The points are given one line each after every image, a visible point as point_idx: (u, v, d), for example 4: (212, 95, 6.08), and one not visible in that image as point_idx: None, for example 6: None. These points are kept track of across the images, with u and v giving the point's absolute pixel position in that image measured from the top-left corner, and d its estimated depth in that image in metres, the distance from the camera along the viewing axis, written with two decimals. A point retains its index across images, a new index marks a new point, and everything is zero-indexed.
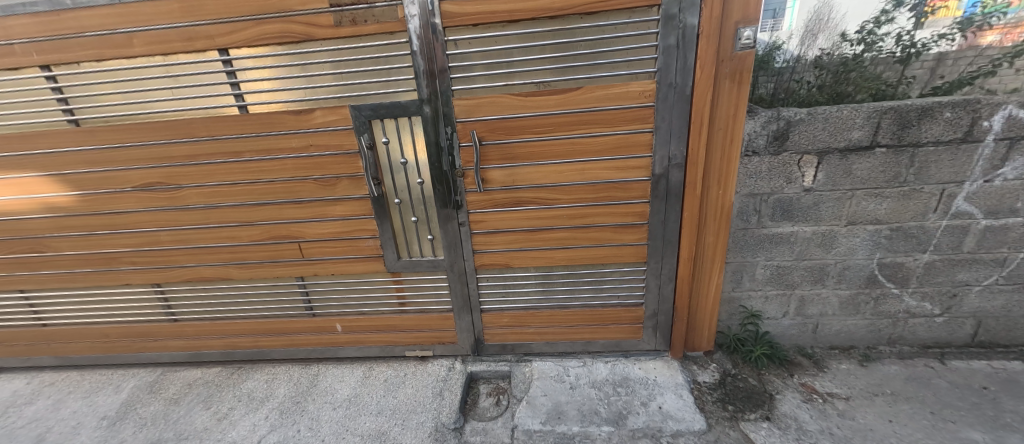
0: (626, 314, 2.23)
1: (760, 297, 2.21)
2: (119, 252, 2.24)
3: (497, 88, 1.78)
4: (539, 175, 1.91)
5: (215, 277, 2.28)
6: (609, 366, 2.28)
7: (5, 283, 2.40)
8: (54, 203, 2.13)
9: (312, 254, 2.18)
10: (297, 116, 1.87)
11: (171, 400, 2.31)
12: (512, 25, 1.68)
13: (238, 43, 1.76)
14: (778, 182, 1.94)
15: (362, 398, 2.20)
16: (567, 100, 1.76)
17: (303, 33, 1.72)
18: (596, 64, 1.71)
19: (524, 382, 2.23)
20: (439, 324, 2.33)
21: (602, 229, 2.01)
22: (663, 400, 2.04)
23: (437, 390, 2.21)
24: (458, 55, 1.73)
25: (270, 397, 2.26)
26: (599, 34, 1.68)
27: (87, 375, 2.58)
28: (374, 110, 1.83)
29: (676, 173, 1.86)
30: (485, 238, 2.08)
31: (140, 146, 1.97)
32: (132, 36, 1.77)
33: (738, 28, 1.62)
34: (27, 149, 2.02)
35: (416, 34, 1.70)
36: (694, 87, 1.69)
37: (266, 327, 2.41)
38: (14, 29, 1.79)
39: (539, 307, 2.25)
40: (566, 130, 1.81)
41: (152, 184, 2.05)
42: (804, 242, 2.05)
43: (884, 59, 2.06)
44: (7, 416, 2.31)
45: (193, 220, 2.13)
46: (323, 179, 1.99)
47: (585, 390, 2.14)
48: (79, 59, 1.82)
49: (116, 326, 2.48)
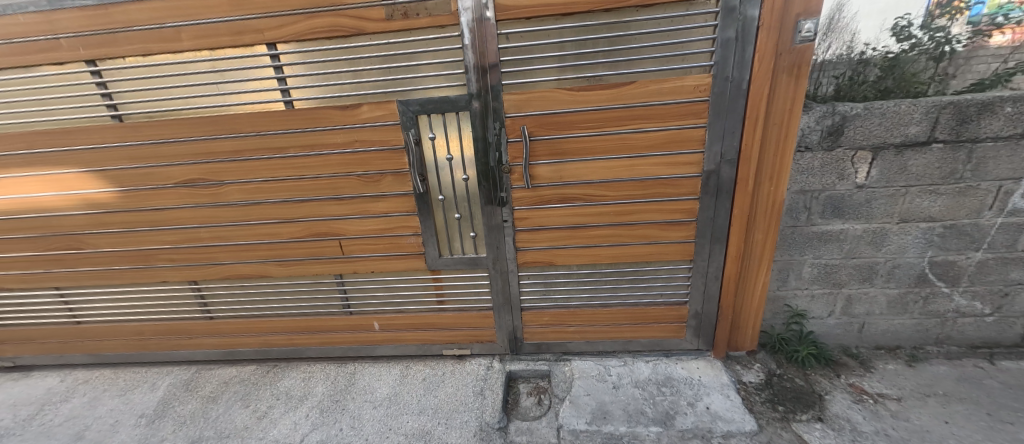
0: (669, 312, 2.20)
1: (806, 296, 2.18)
2: (157, 249, 2.23)
3: (548, 82, 1.75)
4: (586, 171, 1.89)
5: (253, 274, 2.26)
6: (651, 366, 2.25)
7: (40, 280, 2.38)
8: (94, 199, 2.12)
9: (353, 251, 2.17)
10: (344, 112, 1.84)
11: (208, 398, 2.29)
12: (566, 18, 1.66)
13: (287, 37, 1.74)
14: (831, 179, 1.90)
15: (402, 397, 2.18)
16: (620, 94, 1.73)
17: (353, 27, 1.70)
18: (651, 57, 1.68)
19: (565, 382, 2.20)
20: (478, 322, 2.31)
21: (648, 226, 1.98)
22: (710, 401, 2.01)
23: (478, 389, 2.19)
24: (509, 49, 1.70)
25: (309, 396, 2.24)
26: (655, 27, 1.65)
27: (121, 373, 2.56)
28: (422, 105, 1.80)
29: (727, 169, 1.83)
30: (529, 235, 2.05)
31: (183, 141, 1.95)
32: (180, 30, 1.76)
33: (799, 20, 1.57)
34: (68, 145, 2.00)
35: (468, 27, 1.67)
36: (752, 81, 1.65)
37: (302, 325, 2.40)
38: (61, 23, 1.78)
39: (580, 305, 2.23)
40: (618, 125, 1.78)
41: (194, 180, 2.04)
42: (854, 240, 2.02)
43: (920, 57, 1.95)
44: (45, 413, 2.29)
45: (234, 216, 2.12)
46: (367, 175, 1.97)
47: (629, 390, 2.11)
48: (125, 53, 1.81)
49: (151, 324, 2.47)
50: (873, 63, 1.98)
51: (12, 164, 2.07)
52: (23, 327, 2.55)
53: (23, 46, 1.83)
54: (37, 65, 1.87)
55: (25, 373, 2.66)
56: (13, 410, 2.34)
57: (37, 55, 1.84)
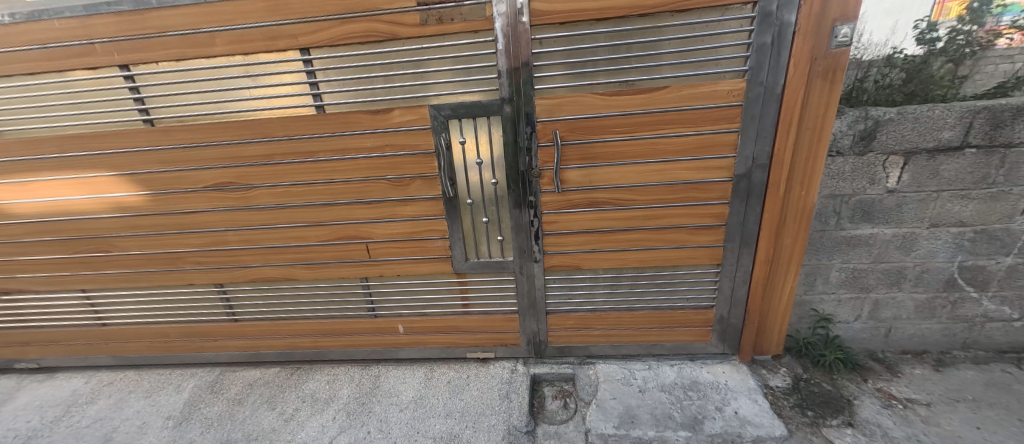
0: (695, 316, 2.20)
1: (833, 301, 2.18)
2: (185, 251, 2.25)
3: (580, 87, 1.75)
4: (617, 175, 1.89)
5: (279, 277, 2.27)
6: (676, 370, 2.24)
7: (67, 282, 2.40)
8: (124, 203, 2.14)
9: (379, 255, 2.18)
10: (375, 116, 1.86)
11: (234, 401, 2.30)
12: (601, 22, 1.65)
13: (321, 42, 1.75)
14: (862, 183, 1.90)
15: (428, 400, 2.18)
16: (653, 99, 1.73)
17: (388, 32, 1.71)
18: (685, 62, 1.68)
19: (590, 385, 2.20)
20: (503, 325, 2.32)
21: (677, 230, 1.98)
22: (738, 405, 2.00)
23: (503, 392, 2.19)
24: (543, 54, 1.71)
25: (334, 398, 2.25)
26: (690, 32, 1.65)
27: (146, 374, 2.57)
28: (453, 109, 1.81)
29: (759, 174, 1.83)
30: (557, 239, 2.06)
31: (215, 145, 1.97)
32: (215, 36, 1.77)
33: (835, 25, 1.57)
34: (100, 149, 2.02)
35: (502, 32, 1.68)
36: (786, 86, 1.66)
37: (327, 328, 2.41)
38: (96, 29, 1.80)
39: (606, 309, 2.23)
40: (649, 130, 1.79)
41: (224, 184, 2.05)
42: (883, 245, 2.02)
43: (943, 62, 1.95)
44: (72, 415, 2.31)
45: (262, 220, 2.13)
46: (397, 179, 1.98)
47: (656, 394, 2.11)
48: (160, 58, 1.82)
49: (176, 326, 2.48)
50: (901, 66, 1.98)
51: (44, 168, 2.09)
52: (48, 329, 2.56)
53: (58, 51, 1.85)
54: (72, 70, 1.89)
55: (49, 374, 2.67)
56: (41, 411, 2.35)
57: (71, 60, 1.86)
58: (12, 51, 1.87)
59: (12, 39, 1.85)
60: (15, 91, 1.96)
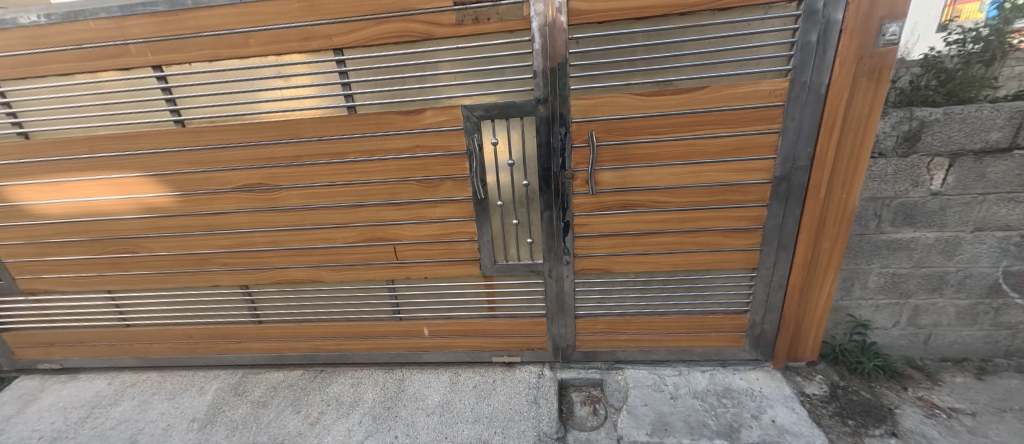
0: (728, 322, 2.15)
1: (871, 306, 2.13)
2: (211, 253, 2.24)
3: (617, 87, 1.73)
4: (651, 177, 1.85)
5: (305, 279, 2.26)
6: (708, 376, 2.19)
7: (93, 282, 2.40)
8: (153, 203, 2.13)
9: (407, 257, 2.15)
10: (407, 117, 1.84)
11: (258, 403, 2.28)
12: (639, 22, 1.63)
13: (356, 42, 1.74)
14: (904, 186, 1.86)
15: (455, 404, 2.15)
16: (691, 99, 1.69)
17: (423, 32, 1.70)
18: (726, 62, 1.64)
19: (620, 391, 2.16)
20: (530, 329, 2.28)
21: (711, 234, 1.94)
22: (775, 413, 1.94)
23: (532, 397, 2.14)
24: (579, 54, 1.68)
25: (360, 402, 2.22)
26: (731, 31, 1.61)
27: (168, 376, 2.56)
28: (487, 110, 1.79)
29: (799, 176, 1.78)
30: (588, 242, 2.02)
31: (245, 146, 1.96)
32: (249, 36, 1.77)
33: (883, 23, 1.54)
34: (130, 150, 2.02)
35: (539, 32, 1.65)
36: (830, 86, 1.62)
37: (351, 330, 2.38)
38: (131, 29, 1.79)
39: (636, 313, 2.19)
40: (686, 131, 1.75)
41: (253, 185, 2.04)
42: (924, 249, 1.97)
43: (979, 65, 1.87)
44: (96, 416, 2.30)
45: (290, 221, 2.12)
46: (427, 180, 1.96)
47: (688, 401, 2.05)
48: (193, 59, 1.82)
49: (201, 327, 2.47)
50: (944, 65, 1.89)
51: (75, 168, 2.09)
52: (73, 330, 2.56)
53: (92, 52, 1.85)
54: (105, 71, 1.89)
55: (73, 375, 2.67)
56: (66, 412, 2.35)
57: (105, 60, 1.86)
58: (46, 52, 1.87)
59: (47, 40, 1.85)
60: (50, 92, 1.97)
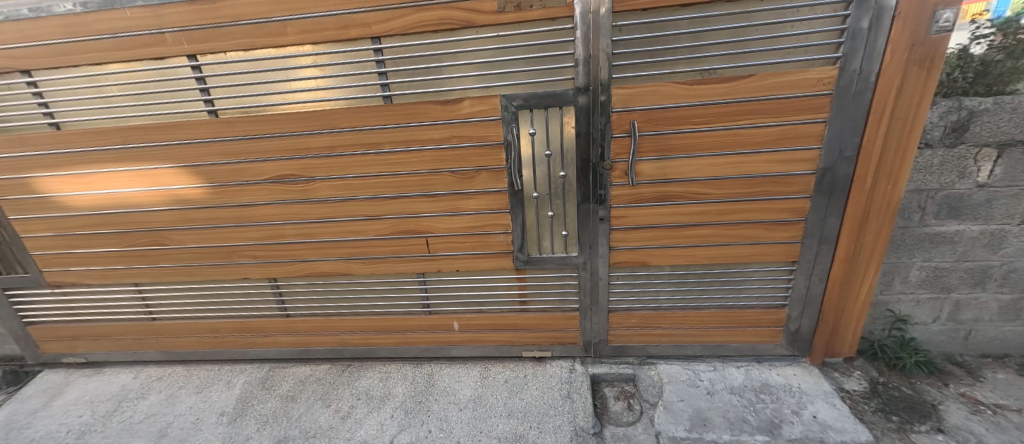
0: (765, 316, 2.11)
1: (911, 301, 2.09)
2: (241, 245, 2.22)
3: (659, 76, 1.70)
4: (692, 168, 1.82)
5: (335, 272, 2.24)
6: (744, 371, 2.15)
7: (120, 275, 2.38)
8: (184, 195, 2.12)
9: (439, 249, 2.13)
10: (444, 107, 1.81)
11: (286, 397, 2.26)
12: (684, 9, 1.60)
13: (394, 31, 1.72)
14: (950, 177, 1.82)
15: (487, 399, 2.12)
16: (736, 88, 1.66)
17: (464, 20, 1.68)
18: (774, 49, 1.61)
19: (654, 386, 2.12)
20: (561, 324, 2.25)
21: (752, 226, 1.91)
22: (816, 409, 1.91)
23: (565, 392, 2.11)
24: (622, 42, 1.65)
25: (390, 396, 2.19)
26: (780, 18, 1.58)
27: (194, 370, 2.54)
28: (525, 100, 1.77)
29: (845, 166, 1.74)
30: (624, 235, 1.99)
31: (278, 137, 1.94)
32: (286, 25, 1.74)
33: (937, 10, 1.50)
34: (163, 140, 2.00)
35: (582, 18, 1.62)
36: (881, 74, 1.58)
37: (380, 324, 2.37)
38: (167, 18, 1.78)
39: (671, 307, 2.16)
40: (729, 121, 1.72)
41: (286, 177, 2.03)
42: (968, 243, 1.94)
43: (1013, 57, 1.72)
44: (123, 410, 2.28)
45: (321, 213, 2.10)
46: (462, 171, 1.94)
47: (726, 396, 2.02)
48: (229, 48, 1.80)
49: (228, 321, 2.45)
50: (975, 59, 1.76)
51: (105, 159, 2.07)
52: (98, 323, 2.55)
53: (127, 41, 1.83)
54: (139, 60, 1.88)
55: (97, 369, 2.65)
56: (93, 406, 2.33)
57: (140, 49, 1.84)
58: (80, 41, 1.86)
59: (82, 29, 1.83)
60: (83, 82, 1.96)
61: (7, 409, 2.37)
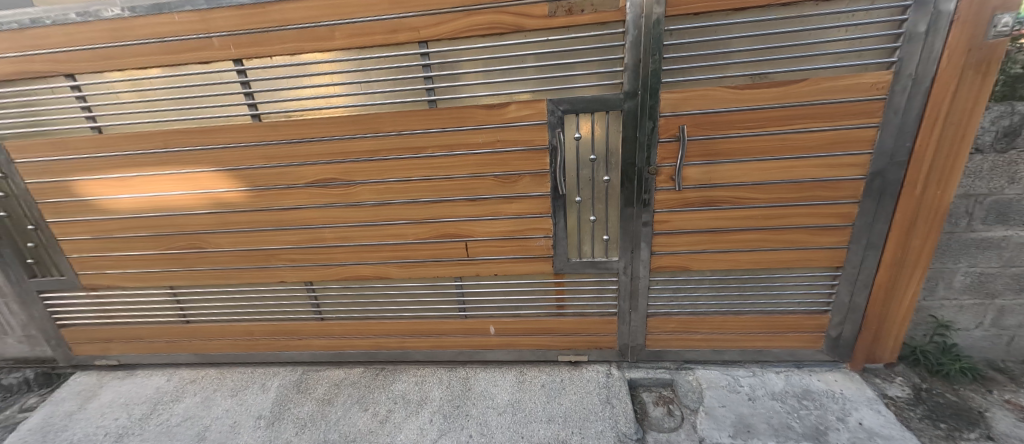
0: (807, 322, 2.10)
1: (954, 307, 2.08)
2: (279, 248, 2.23)
3: (708, 81, 1.69)
4: (739, 173, 1.81)
5: (373, 275, 2.25)
6: (784, 377, 2.14)
7: (157, 278, 2.39)
8: (224, 198, 2.12)
9: (478, 253, 2.13)
10: (490, 111, 1.81)
11: (323, 400, 2.25)
12: (737, 13, 1.60)
13: (443, 35, 1.72)
14: (1000, 183, 1.81)
15: (525, 403, 2.11)
16: (788, 93, 1.65)
17: (513, 24, 1.67)
18: (828, 54, 1.60)
19: (694, 392, 2.11)
20: (599, 328, 2.24)
21: (797, 231, 1.90)
22: (861, 416, 1.89)
23: (604, 397, 2.10)
24: (673, 46, 1.65)
25: (427, 400, 2.19)
26: (834, 22, 1.57)
27: (227, 372, 2.54)
28: (573, 104, 1.76)
29: (895, 171, 1.73)
30: (667, 239, 1.99)
31: (321, 140, 1.94)
32: (335, 29, 1.75)
33: (995, 14, 1.48)
34: (205, 144, 2.01)
35: (634, 23, 1.62)
36: (936, 78, 1.57)
37: (415, 327, 2.37)
38: (215, 22, 1.78)
39: (710, 312, 2.15)
40: (778, 126, 1.71)
41: (327, 180, 2.03)
42: (1015, 248, 1.92)
43: None
44: (160, 413, 2.28)
45: (361, 217, 2.10)
46: (505, 176, 1.94)
47: (768, 402, 2.00)
48: (276, 52, 1.81)
49: (263, 323, 2.46)
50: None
51: (146, 163, 2.08)
52: (132, 326, 2.55)
53: (174, 45, 1.84)
54: (185, 64, 1.88)
55: (129, 372, 2.66)
56: (128, 409, 2.33)
57: (187, 54, 1.85)
58: (127, 45, 1.86)
59: (128, 33, 1.84)
60: (127, 86, 1.96)
61: (42, 411, 2.37)
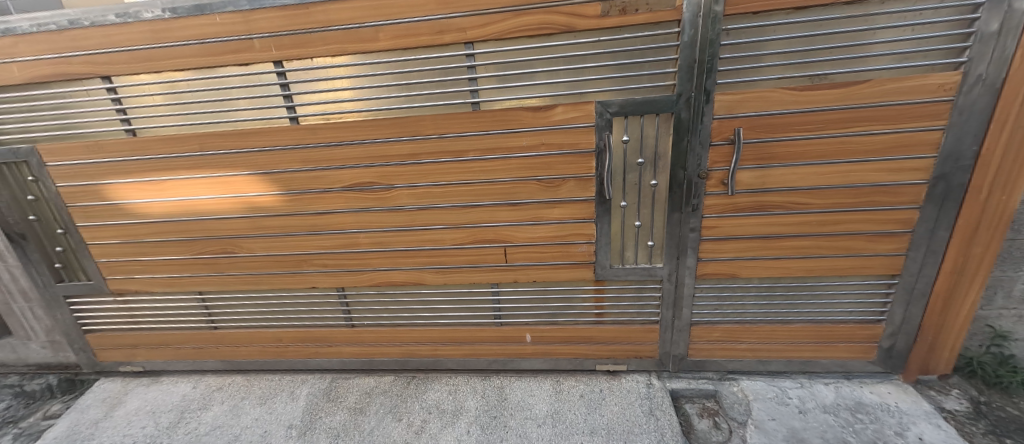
0: (858, 331, 2.03)
1: (1013, 317, 2.01)
2: (313, 254, 2.18)
3: (766, 82, 1.64)
4: (794, 177, 1.75)
5: (408, 281, 2.20)
6: (833, 388, 2.05)
7: (186, 284, 2.35)
8: (259, 202, 2.08)
9: (517, 259, 2.08)
10: (536, 113, 1.76)
11: (355, 410, 2.17)
12: (797, 12, 1.55)
13: (490, 35, 1.68)
14: None
15: (566, 414, 2.02)
16: (848, 94, 1.60)
17: (564, 25, 1.63)
18: (892, 54, 1.55)
19: (740, 404, 2.02)
20: (640, 337, 2.18)
21: (852, 237, 1.84)
22: (920, 431, 1.79)
23: (647, 409, 2.01)
24: (730, 46, 1.60)
25: (463, 410, 2.10)
26: (900, 21, 1.52)
27: (255, 380, 2.48)
28: (622, 106, 1.70)
29: (959, 176, 1.67)
30: (714, 246, 1.93)
31: (361, 144, 1.90)
32: (379, 30, 1.72)
33: None
34: (241, 147, 1.97)
35: (690, 22, 1.57)
36: (1008, 79, 1.50)
37: (449, 335, 2.31)
38: (257, 23, 1.75)
39: (756, 320, 2.09)
40: (837, 128, 1.65)
41: (365, 184, 1.99)
42: None
43: None
44: (187, 421, 2.21)
45: (398, 222, 2.06)
46: (549, 180, 1.88)
47: (820, 415, 1.90)
48: (319, 54, 1.78)
49: (292, 330, 2.41)
50: None
51: (181, 167, 2.04)
52: (159, 332, 2.52)
53: (214, 47, 1.81)
54: (225, 66, 1.85)
55: (154, 378, 2.61)
56: (155, 417, 2.26)
57: (227, 55, 1.82)
58: (165, 47, 1.83)
59: (168, 35, 1.81)
60: (164, 88, 1.93)
61: (67, 419, 2.31)
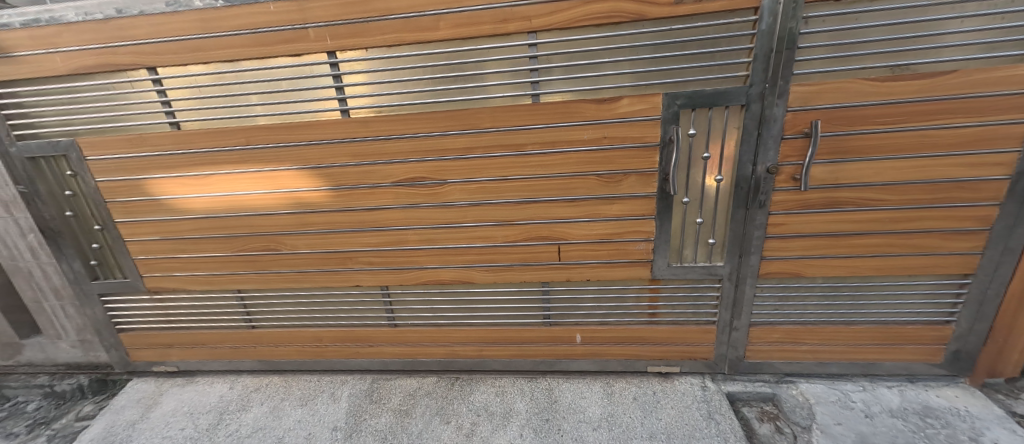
0: (927, 333, 1.97)
1: None
2: (359, 251, 2.13)
3: (844, 73, 1.58)
4: (869, 172, 1.69)
5: (456, 280, 2.14)
6: (898, 392, 1.98)
7: (226, 282, 2.29)
8: (305, 198, 2.03)
9: (571, 258, 2.02)
10: (599, 105, 1.70)
11: (400, 412, 2.10)
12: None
13: (556, 24, 1.62)
14: None
15: (621, 417, 1.95)
16: (932, 86, 1.53)
17: (635, 13, 1.57)
18: (980, 43, 1.49)
19: (802, 407, 1.94)
20: (695, 337, 2.12)
21: (925, 235, 1.77)
22: (996, 436, 1.71)
23: (705, 412, 1.94)
24: (808, 35, 1.54)
25: (513, 413, 2.03)
26: (991, 9, 1.45)
27: (293, 381, 2.42)
28: (691, 98, 1.64)
29: None
30: (779, 244, 1.86)
31: (414, 137, 1.84)
32: (440, 18, 1.66)
33: None
34: (290, 141, 1.91)
35: (769, 10, 1.50)
36: None
37: (495, 335, 2.25)
38: (312, 12, 1.69)
39: (817, 321, 2.03)
40: (918, 121, 1.59)
41: (417, 179, 1.93)
42: None
43: None
44: (227, 423, 2.14)
45: (449, 218, 2.00)
46: (609, 175, 1.82)
47: (887, 420, 1.83)
48: (375, 44, 1.72)
49: (333, 329, 2.35)
50: None
51: (226, 161, 1.99)
52: (195, 331, 2.46)
53: (267, 37, 1.75)
54: (276, 57, 1.79)
55: (189, 378, 2.55)
56: (193, 418, 2.20)
57: (279, 45, 1.76)
58: (216, 37, 1.78)
59: (219, 24, 1.75)
60: (212, 80, 1.88)
61: (103, 419, 2.25)
